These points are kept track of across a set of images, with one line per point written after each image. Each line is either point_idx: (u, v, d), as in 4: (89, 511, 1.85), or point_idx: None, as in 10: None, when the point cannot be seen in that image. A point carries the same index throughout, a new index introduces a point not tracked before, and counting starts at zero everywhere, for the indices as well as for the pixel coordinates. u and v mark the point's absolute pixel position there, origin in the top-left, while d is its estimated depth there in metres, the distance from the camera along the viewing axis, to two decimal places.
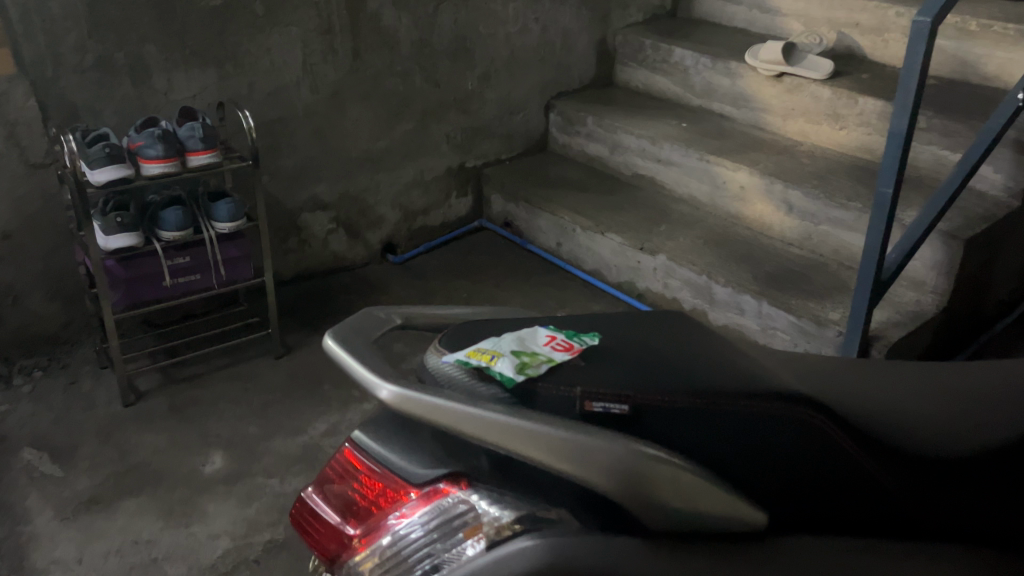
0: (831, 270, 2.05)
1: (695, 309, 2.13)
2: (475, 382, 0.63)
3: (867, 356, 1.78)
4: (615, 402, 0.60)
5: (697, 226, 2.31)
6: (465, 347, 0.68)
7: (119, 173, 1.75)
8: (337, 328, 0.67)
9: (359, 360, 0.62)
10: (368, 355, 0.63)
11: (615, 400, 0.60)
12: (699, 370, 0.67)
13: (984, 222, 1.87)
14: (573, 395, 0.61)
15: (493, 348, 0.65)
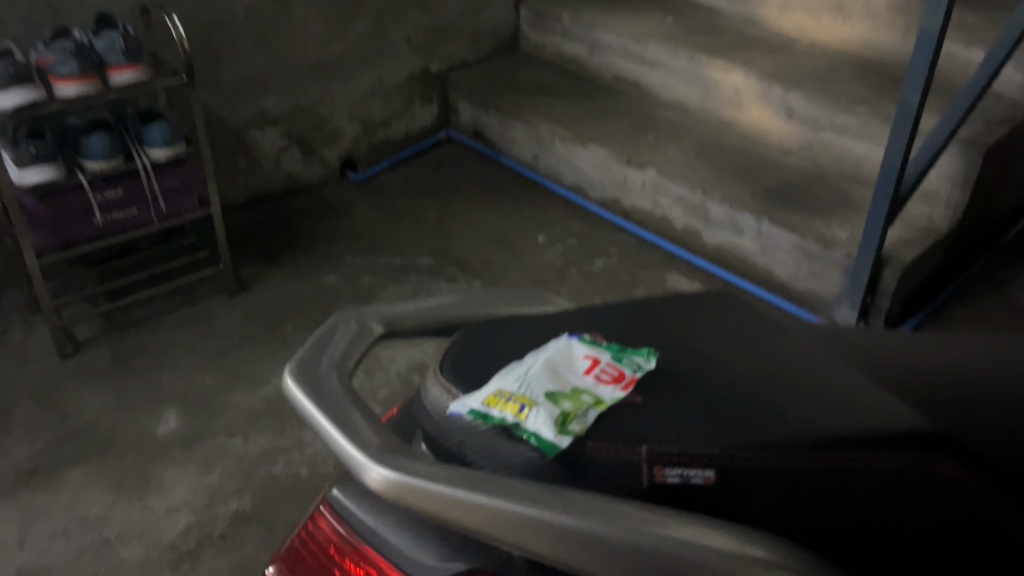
0: (834, 182, 1.89)
1: (687, 228, 1.98)
2: (501, 443, 0.49)
3: (877, 280, 1.64)
4: (697, 469, 0.46)
5: (686, 134, 2.12)
6: (481, 379, 0.53)
7: (28, 96, 1.49)
8: (303, 361, 0.51)
9: (340, 420, 0.46)
10: (353, 409, 0.47)
11: (698, 465, 0.46)
12: (780, 398, 0.52)
13: (1003, 127, 1.71)
14: (637, 459, 0.46)
15: (521, 390, 0.50)
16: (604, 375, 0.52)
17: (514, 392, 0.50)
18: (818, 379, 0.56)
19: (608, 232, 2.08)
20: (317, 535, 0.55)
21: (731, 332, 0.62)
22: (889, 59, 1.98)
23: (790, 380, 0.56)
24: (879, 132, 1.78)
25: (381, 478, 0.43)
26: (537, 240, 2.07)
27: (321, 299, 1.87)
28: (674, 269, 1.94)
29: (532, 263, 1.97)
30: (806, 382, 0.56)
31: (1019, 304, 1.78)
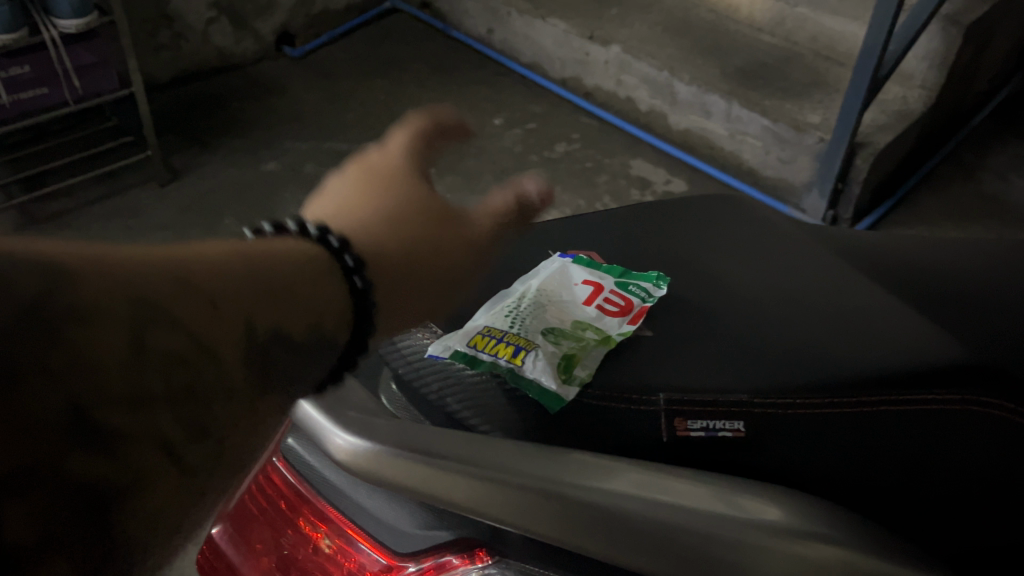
0: (808, 61, 1.78)
1: (653, 110, 1.87)
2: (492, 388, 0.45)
3: (850, 168, 1.57)
4: (723, 422, 0.42)
5: (654, 7, 1.98)
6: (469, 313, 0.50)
7: None
8: None
9: None
10: None
11: (721, 418, 0.42)
12: (800, 338, 0.48)
13: (987, 3, 1.62)
14: (656, 411, 0.43)
15: (520, 329, 0.49)
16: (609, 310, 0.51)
17: (506, 332, 0.48)
18: (840, 311, 0.51)
19: (568, 113, 1.97)
20: (266, 491, 0.50)
21: (754, 265, 0.57)
22: None
23: (805, 311, 0.51)
24: None
25: (346, 446, 0.38)
26: (493, 124, 1.94)
27: (261, 188, 1.74)
28: (638, 154, 1.85)
29: (488, 147, 1.86)
30: (823, 311, 0.51)
31: (987, 191, 1.74)
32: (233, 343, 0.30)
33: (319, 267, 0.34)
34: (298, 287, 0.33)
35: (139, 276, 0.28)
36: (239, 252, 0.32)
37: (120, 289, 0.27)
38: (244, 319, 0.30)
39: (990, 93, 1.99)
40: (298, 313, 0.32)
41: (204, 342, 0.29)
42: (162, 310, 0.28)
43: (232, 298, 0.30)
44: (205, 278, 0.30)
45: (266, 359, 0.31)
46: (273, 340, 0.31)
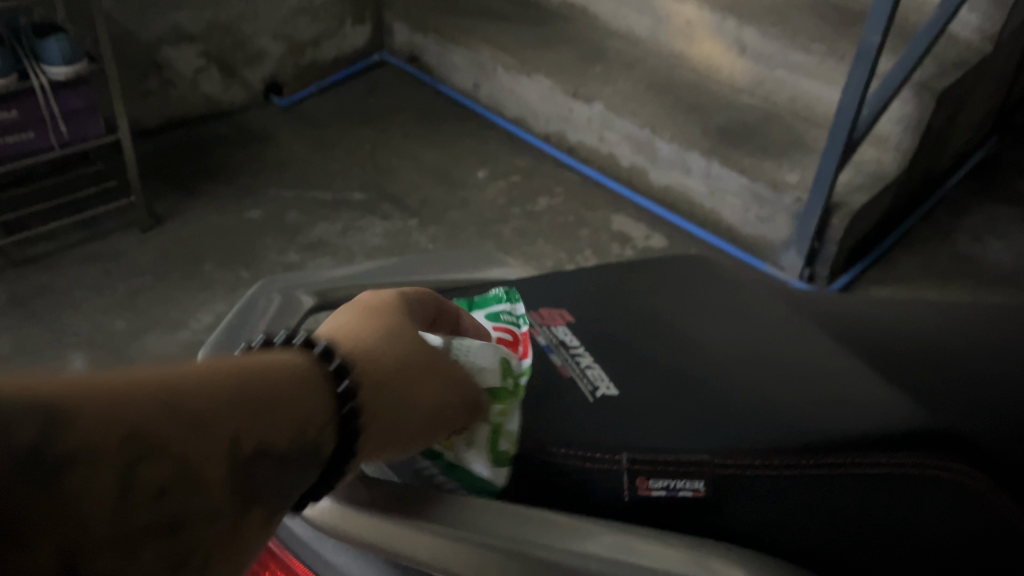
0: (786, 122, 1.82)
1: (635, 166, 1.90)
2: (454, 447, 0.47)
3: (827, 227, 1.59)
4: (684, 482, 0.44)
5: (637, 67, 2.03)
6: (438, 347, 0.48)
7: None
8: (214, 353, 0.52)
9: None
10: None
11: (681, 479, 0.44)
12: (771, 401, 0.50)
13: (959, 70, 1.66)
14: (619, 470, 0.46)
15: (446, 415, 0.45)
16: (554, 362, 0.55)
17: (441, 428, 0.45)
18: (814, 376, 0.52)
19: (551, 168, 2.00)
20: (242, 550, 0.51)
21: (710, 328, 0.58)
22: None
23: (779, 375, 0.53)
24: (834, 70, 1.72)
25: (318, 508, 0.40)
26: (477, 176, 1.97)
27: (244, 235, 1.74)
28: (619, 208, 1.88)
29: (472, 199, 1.88)
30: (798, 374, 0.53)
31: (961, 253, 1.77)
32: (214, 472, 0.29)
33: (311, 379, 0.34)
34: (292, 406, 0.33)
35: (127, 407, 0.27)
36: (240, 364, 0.32)
37: (109, 430, 0.26)
38: (233, 443, 0.30)
39: (965, 157, 2.03)
40: (286, 432, 0.32)
41: (191, 478, 0.28)
42: (148, 450, 0.27)
43: (223, 421, 0.30)
44: (193, 410, 0.29)
45: (251, 482, 0.30)
46: (259, 461, 0.31)
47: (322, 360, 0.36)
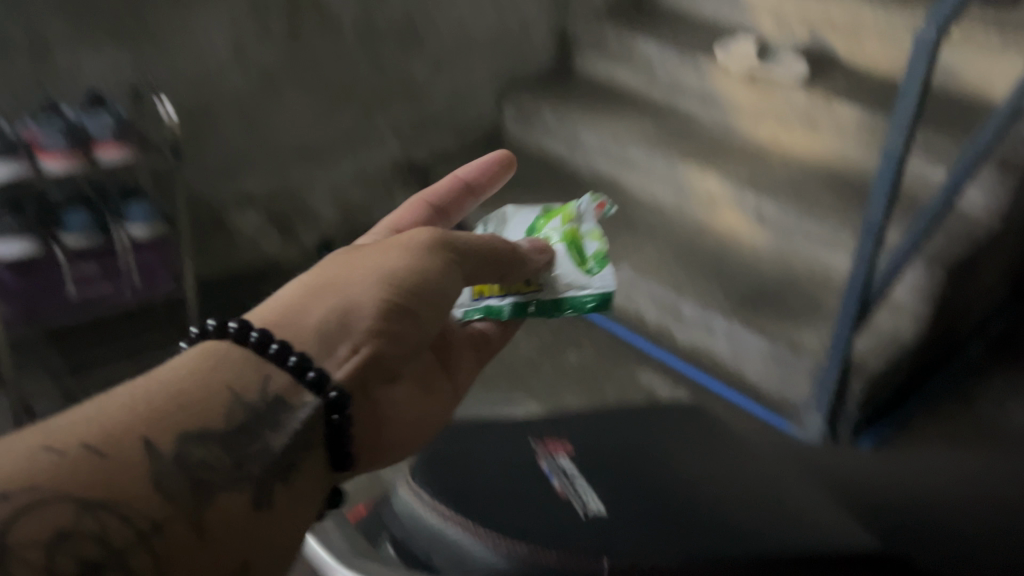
0: (805, 288, 1.93)
1: (661, 325, 2.01)
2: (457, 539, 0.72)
3: (845, 389, 1.65)
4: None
5: (664, 235, 2.16)
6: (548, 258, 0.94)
7: (11, 172, 1.54)
8: None
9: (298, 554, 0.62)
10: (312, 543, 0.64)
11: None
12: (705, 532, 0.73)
13: (968, 243, 1.74)
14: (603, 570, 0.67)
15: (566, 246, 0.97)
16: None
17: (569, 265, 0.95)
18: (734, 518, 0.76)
19: (582, 326, 2.11)
20: None
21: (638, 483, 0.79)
22: (859, 172, 2.04)
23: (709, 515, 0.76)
24: (848, 241, 1.83)
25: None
26: None
27: None
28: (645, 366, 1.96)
29: None
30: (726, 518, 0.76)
31: (984, 419, 1.80)
32: (146, 460, 0.53)
33: (227, 362, 0.63)
34: (214, 397, 0.59)
35: (63, 437, 0.51)
36: (174, 378, 0.59)
37: (41, 453, 0.50)
38: (152, 444, 0.54)
39: (987, 325, 2.07)
40: (215, 419, 0.58)
41: (117, 473, 0.51)
42: (77, 460, 0.50)
43: (147, 428, 0.54)
44: (111, 434, 0.52)
45: (183, 460, 0.55)
46: (190, 449, 0.56)
47: (237, 341, 0.64)
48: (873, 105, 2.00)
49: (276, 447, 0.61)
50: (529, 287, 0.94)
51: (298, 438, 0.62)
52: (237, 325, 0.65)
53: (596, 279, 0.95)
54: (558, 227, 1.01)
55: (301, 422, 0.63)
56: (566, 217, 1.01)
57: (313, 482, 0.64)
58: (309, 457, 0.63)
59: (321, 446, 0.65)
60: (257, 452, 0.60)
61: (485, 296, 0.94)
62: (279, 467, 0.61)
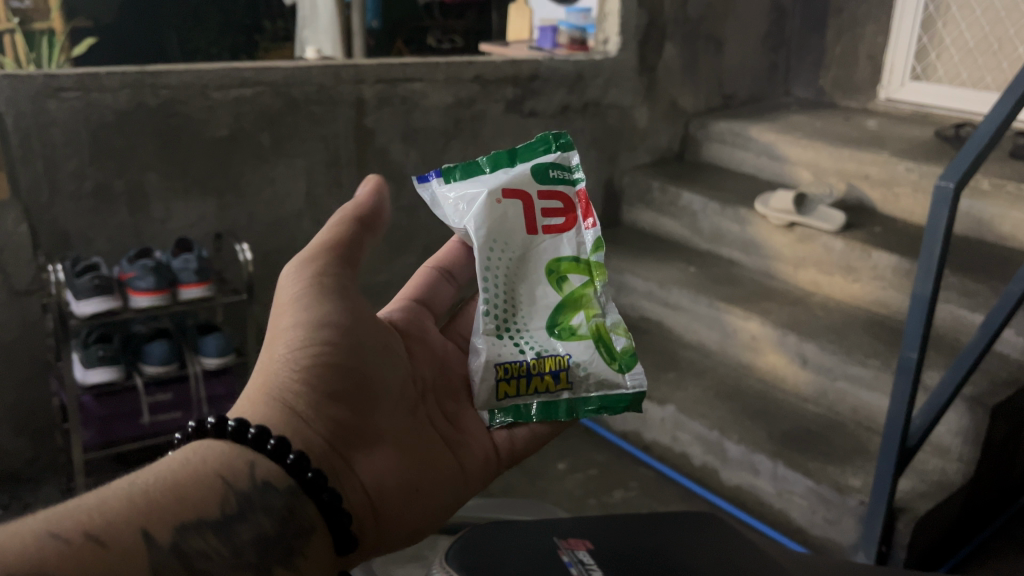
0: (849, 430, 1.94)
1: (706, 465, 2.02)
2: None
3: (892, 531, 1.62)
4: None
5: (707, 375, 2.22)
6: (553, 323, 0.84)
7: (105, 305, 1.70)
8: None
9: None
10: None
11: None
12: None
13: (1010, 387, 1.75)
14: None
15: (573, 336, 0.84)
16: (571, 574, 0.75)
17: (569, 361, 0.82)
18: None
19: (628, 465, 2.15)
20: None
21: (693, 542, 0.85)
22: (899, 316, 2.09)
23: None
24: (888, 383, 1.85)
25: None
26: (556, 468, 2.13)
27: None
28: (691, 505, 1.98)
29: (552, 490, 2.03)
30: None
31: None
32: (144, 550, 0.53)
33: (217, 449, 0.62)
34: (204, 486, 0.59)
35: (64, 523, 0.51)
36: (162, 468, 0.59)
37: (46, 539, 0.49)
38: (150, 535, 0.53)
39: None
40: (212, 506, 0.58)
41: (118, 561, 0.50)
42: (82, 546, 0.50)
43: (149, 511, 0.54)
44: (112, 522, 0.52)
45: (181, 548, 0.55)
46: (187, 537, 0.55)
47: (230, 434, 0.63)
48: (909, 252, 2.07)
49: (270, 530, 0.61)
50: (557, 385, 0.82)
51: (290, 526, 0.62)
52: (217, 418, 0.63)
53: (629, 379, 0.83)
54: (581, 314, 0.85)
55: (285, 506, 0.62)
56: (589, 307, 0.86)
57: (321, 564, 0.63)
58: (310, 541, 0.63)
59: (320, 528, 0.64)
60: (249, 538, 0.60)
61: (511, 397, 0.82)
62: (278, 547, 0.61)
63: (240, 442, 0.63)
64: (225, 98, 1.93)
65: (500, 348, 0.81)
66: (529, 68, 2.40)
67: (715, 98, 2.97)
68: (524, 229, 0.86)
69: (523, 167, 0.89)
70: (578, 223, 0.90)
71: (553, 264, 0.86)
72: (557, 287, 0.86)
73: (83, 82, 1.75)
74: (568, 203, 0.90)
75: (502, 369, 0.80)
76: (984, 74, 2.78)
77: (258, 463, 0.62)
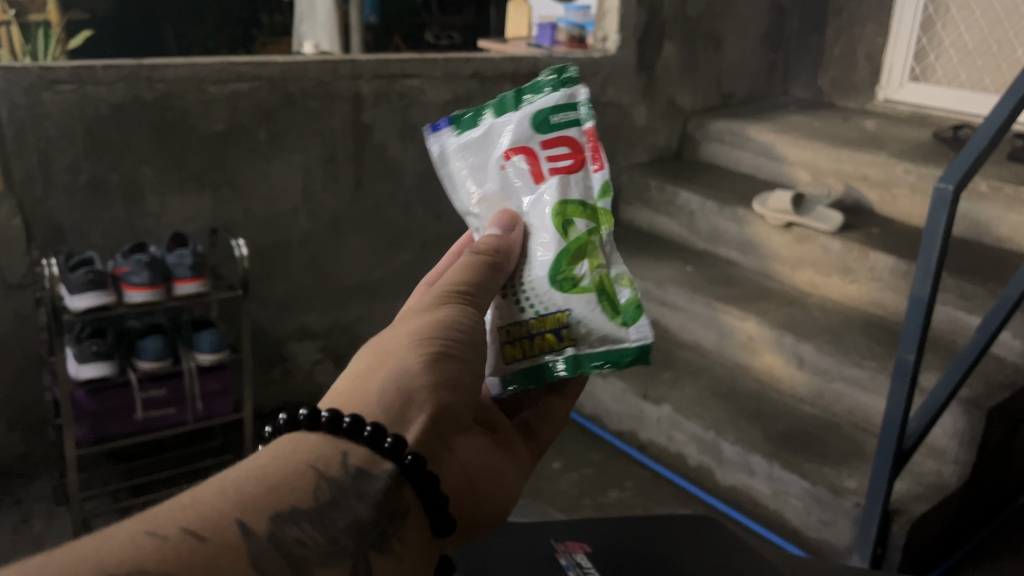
0: (845, 432, 1.94)
1: (702, 465, 2.02)
2: None
3: (886, 533, 1.62)
4: None
5: (703, 375, 2.21)
6: (550, 279, 0.84)
7: (99, 300, 1.69)
8: None
9: None
10: None
11: None
12: None
13: (1006, 390, 1.74)
14: None
15: (572, 292, 0.84)
16: None
17: (566, 316, 0.84)
18: None
19: (623, 464, 2.15)
20: None
21: (687, 543, 0.85)
22: (896, 317, 2.08)
23: None
24: (885, 385, 1.85)
25: None
26: (551, 467, 2.13)
27: None
28: (686, 506, 1.98)
29: (547, 488, 2.03)
30: None
31: None
32: (240, 542, 0.51)
33: (308, 442, 0.60)
34: (296, 476, 0.57)
35: (160, 524, 0.49)
36: (250, 462, 0.57)
37: (144, 539, 0.48)
38: (246, 525, 0.52)
39: None
40: (305, 495, 0.56)
41: (216, 556, 0.49)
42: (178, 543, 0.48)
43: (245, 504, 0.53)
44: (204, 518, 0.51)
45: (278, 539, 0.53)
46: (283, 529, 0.53)
47: (325, 424, 0.61)
48: (907, 253, 2.07)
49: (367, 518, 0.58)
50: (560, 342, 0.84)
51: (386, 511, 0.60)
52: (309, 409, 0.62)
53: (633, 333, 0.85)
54: (585, 265, 0.86)
55: (383, 489, 0.60)
56: (594, 258, 0.86)
57: (417, 551, 0.61)
58: (406, 525, 0.60)
59: (417, 509, 0.62)
60: (345, 525, 0.57)
61: (518, 359, 0.84)
62: (372, 535, 0.58)
63: (335, 431, 0.61)
64: (221, 93, 1.92)
65: (506, 308, 0.84)
66: (527, 65, 2.39)
67: (714, 97, 2.96)
68: (529, 180, 0.87)
69: (527, 111, 0.89)
70: (587, 165, 0.90)
71: (556, 209, 0.85)
72: (562, 233, 0.85)
73: (79, 74, 1.74)
74: (575, 146, 0.89)
75: (505, 330, 0.84)
76: (983, 76, 2.77)
77: (352, 449, 0.61)
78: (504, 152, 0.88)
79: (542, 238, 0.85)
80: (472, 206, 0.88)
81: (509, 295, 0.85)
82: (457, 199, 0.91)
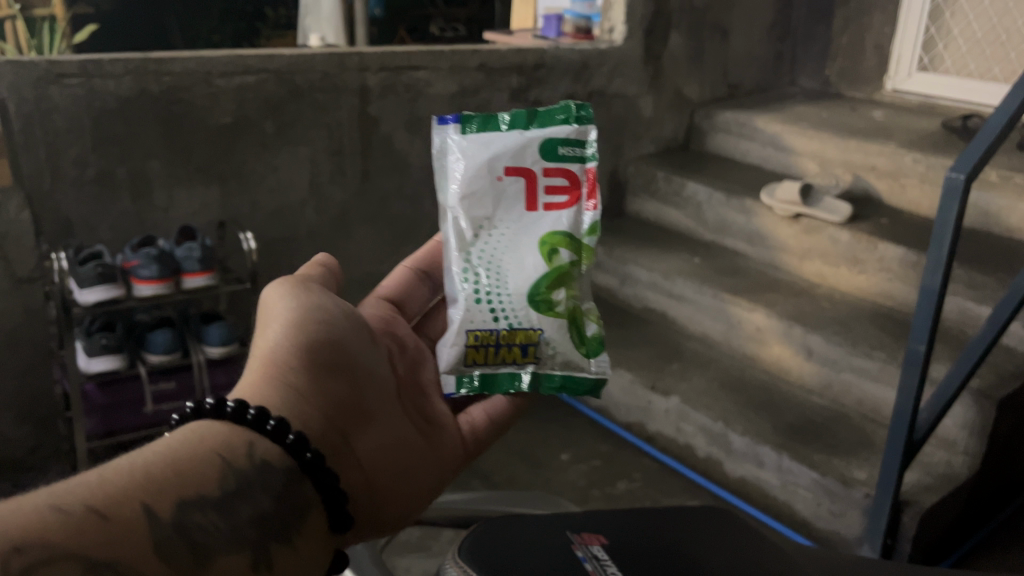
0: (853, 423, 1.93)
1: (710, 457, 2.02)
2: None
3: (896, 524, 1.62)
4: None
5: (711, 367, 2.21)
6: (527, 297, 0.91)
7: (109, 293, 1.69)
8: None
9: None
10: None
11: None
12: None
13: (1017, 381, 1.74)
14: None
15: (545, 316, 0.92)
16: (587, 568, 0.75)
17: (536, 337, 0.91)
18: None
19: (631, 456, 2.15)
20: None
21: (705, 541, 0.83)
22: (906, 307, 2.07)
23: None
24: (894, 375, 1.84)
25: None
26: (560, 458, 2.13)
27: None
28: (695, 496, 1.98)
29: (555, 480, 2.03)
30: None
31: None
32: (145, 524, 0.51)
33: (211, 430, 0.61)
34: (205, 463, 0.58)
35: (67, 497, 0.49)
36: (157, 445, 0.58)
37: (47, 511, 0.48)
38: (151, 509, 0.52)
39: None
40: (210, 483, 0.57)
41: (120, 535, 0.49)
42: (84, 518, 0.48)
43: (155, 485, 0.53)
44: (114, 496, 0.51)
45: (182, 524, 0.53)
46: (188, 514, 0.54)
47: (227, 414, 0.62)
48: (915, 244, 2.06)
49: (269, 509, 0.60)
50: (524, 358, 0.92)
51: (287, 504, 0.61)
52: (214, 399, 0.63)
53: (594, 365, 0.95)
54: (563, 292, 0.93)
55: (284, 483, 0.62)
56: (571, 287, 0.93)
57: (313, 546, 0.63)
58: (305, 520, 0.62)
59: (316, 505, 0.64)
60: (249, 516, 0.58)
61: (477, 363, 0.91)
62: (273, 526, 0.59)
63: (238, 422, 0.62)
64: (228, 85, 1.92)
65: (477, 313, 0.91)
66: (534, 56, 2.38)
67: (721, 88, 2.95)
68: (524, 205, 0.93)
69: (537, 134, 0.93)
70: (581, 201, 0.95)
71: (545, 237, 0.92)
72: (546, 260, 0.92)
73: (86, 67, 1.74)
74: (574, 180, 0.94)
75: (472, 335, 0.90)
76: (992, 65, 2.76)
77: (254, 439, 0.62)
78: (505, 169, 0.92)
79: (523, 257, 0.92)
80: (456, 202, 0.93)
81: (481, 302, 0.91)
82: (445, 194, 0.94)
